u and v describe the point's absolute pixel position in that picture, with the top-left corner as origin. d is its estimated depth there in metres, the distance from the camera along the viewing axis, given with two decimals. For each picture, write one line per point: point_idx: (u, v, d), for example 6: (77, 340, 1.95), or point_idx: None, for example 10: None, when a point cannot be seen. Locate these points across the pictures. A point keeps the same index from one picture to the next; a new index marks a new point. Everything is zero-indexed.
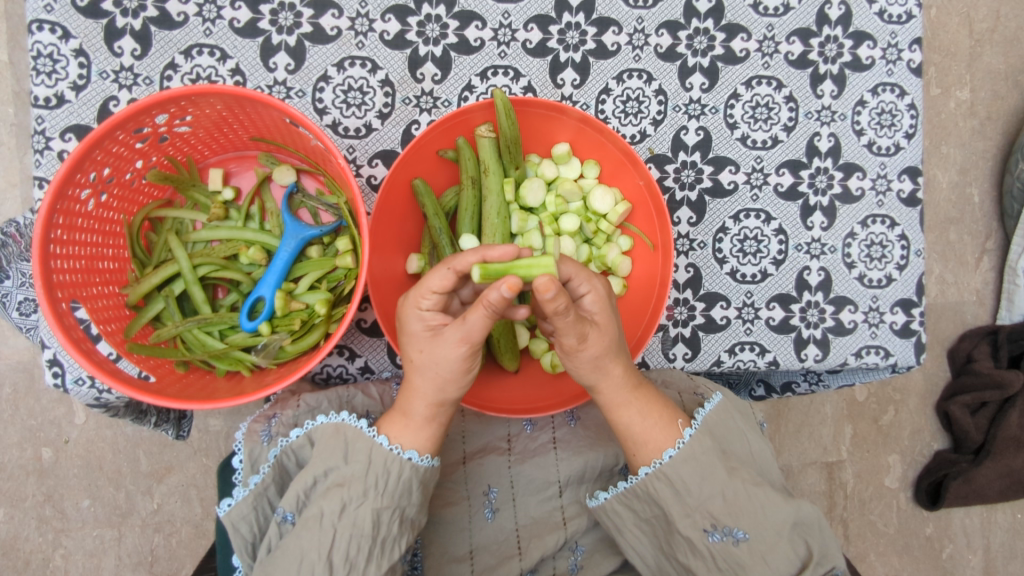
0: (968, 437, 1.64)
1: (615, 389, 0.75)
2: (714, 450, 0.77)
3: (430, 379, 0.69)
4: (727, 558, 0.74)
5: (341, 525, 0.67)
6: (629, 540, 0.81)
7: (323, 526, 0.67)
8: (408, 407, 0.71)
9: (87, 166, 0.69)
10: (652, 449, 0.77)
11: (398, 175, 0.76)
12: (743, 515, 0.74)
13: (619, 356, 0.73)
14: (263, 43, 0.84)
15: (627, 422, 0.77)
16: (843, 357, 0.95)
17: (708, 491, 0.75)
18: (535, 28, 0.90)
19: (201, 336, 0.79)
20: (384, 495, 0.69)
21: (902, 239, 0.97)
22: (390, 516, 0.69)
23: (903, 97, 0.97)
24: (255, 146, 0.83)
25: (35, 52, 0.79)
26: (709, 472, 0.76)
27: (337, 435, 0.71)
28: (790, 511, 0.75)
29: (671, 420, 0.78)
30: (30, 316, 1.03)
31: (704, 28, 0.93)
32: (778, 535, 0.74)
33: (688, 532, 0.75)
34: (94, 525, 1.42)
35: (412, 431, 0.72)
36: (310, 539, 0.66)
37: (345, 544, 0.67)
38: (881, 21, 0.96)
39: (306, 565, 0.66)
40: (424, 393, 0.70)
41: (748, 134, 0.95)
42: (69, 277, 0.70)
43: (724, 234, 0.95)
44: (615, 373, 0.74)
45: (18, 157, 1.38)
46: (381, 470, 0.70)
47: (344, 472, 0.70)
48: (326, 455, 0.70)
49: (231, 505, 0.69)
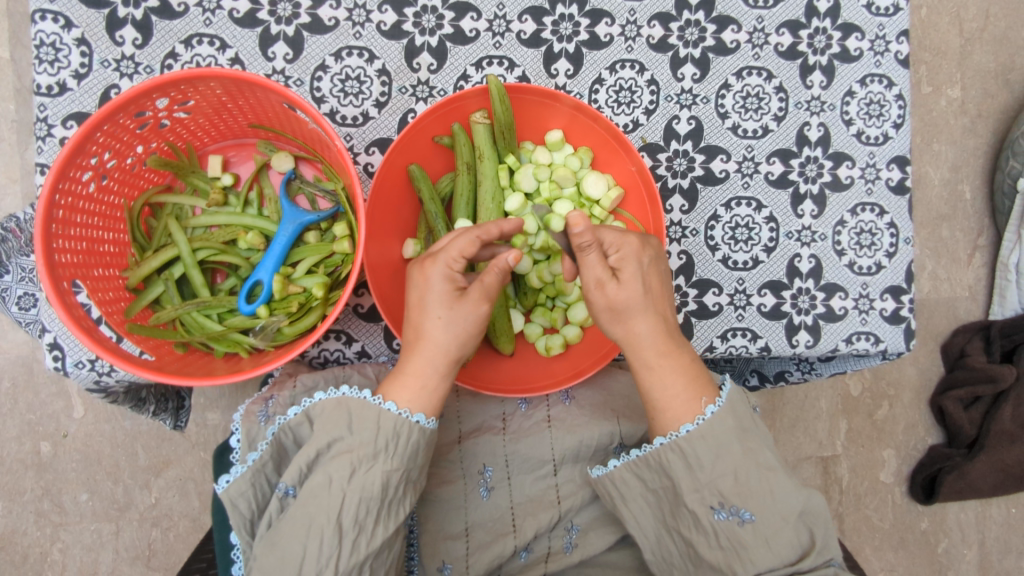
0: (961, 431, 1.71)
1: (643, 345, 0.77)
2: (735, 429, 0.76)
3: (448, 336, 0.73)
4: (732, 539, 0.74)
5: (350, 488, 0.68)
6: (632, 512, 0.82)
7: (333, 492, 0.68)
8: (420, 370, 0.73)
9: (89, 149, 0.69)
10: (671, 417, 0.78)
11: (392, 162, 0.77)
12: (751, 496, 0.74)
13: (641, 311, 0.76)
14: (262, 34, 0.85)
15: (650, 386, 0.79)
16: (833, 343, 0.97)
17: (720, 468, 0.74)
18: (529, 19, 0.91)
19: (200, 319, 0.79)
20: (392, 459, 0.71)
21: (891, 228, 0.99)
22: (398, 478, 0.71)
23: (891, 88, 0.99)
24: (253, 133, 0.84)
25: (37, 41, 0.80)
26: (723, 450, 0.75)
27: (340, 408, 0.71)
28: (798, 499, 0.74)
29: (695, 394, 0.78)
30: (31, 311, 1.09)
31: (695, 20, 0.95)
32: (783, 522, 0.73)
33: (694, 505, 0.75)
34: (92, 520, 1.43)
35: (425, 394, 0.73)
36: (319, 507, 0.68)
37: (355, 507, 0.68)
38: (869, 14, 0.98)
39: (314, 531, 0.67)
40: (438, 353, 0.73)
41: (739, 124, 0.97)
42: (70, 258, 0.70)
43: (716, 221, 0.96)
44: (637, 326, 0.77)
45: (18, 154, 1.40)
46: (391, 434, 0.71)
47: (349, 441, 0.70)
48: (330, 425, 0.70)
49: (230, 481, 0.70)
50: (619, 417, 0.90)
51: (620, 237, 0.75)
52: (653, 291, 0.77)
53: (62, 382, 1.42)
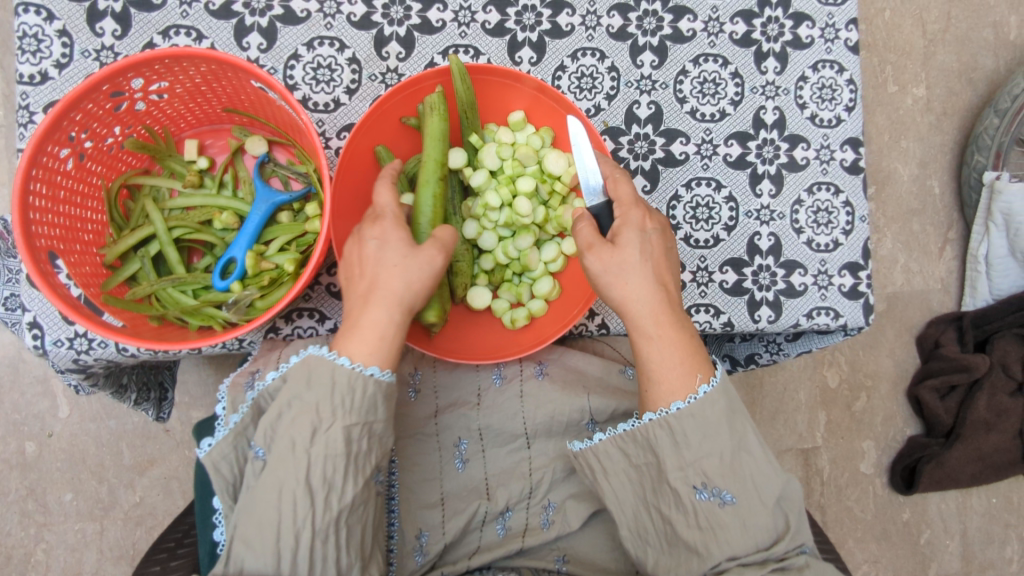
0: (939, 420, 1.73)
1: (639, 309, 0.79)
2: (725, 412, 0.75)
3: (404, 286, 0.75)
4: (710, 519, 0.74)
5: (314, 449, 0.70)
6: (612, 486, 0.83)
7: (297, 453, 0.69)
8: (374, 325, 0.74)
9: (66, 126, 0.73)
10: (667, 390, 0.78)
11: (358, 141, 0.81)
12: (734, 478, 0.74)
13: (641, 275, 0.79)
14: (236, 25, 0.90)
15: (647, 355, 0.79)
16: (794, 318, 1.00)
17: (707, 448, 0.74)
18: (493, 10, 0.96)
19: (175, 294, 0.82)
20: (350, 414, 0.71)
21: (847, 206, 1.03)
22: (361, 432, 0.71)
23: (842, 73, 1.03)
24: (228, 119, 0.88)
25: (21, 33, 0.84)
26: (712, 431, 0.75)
27: (303, 367, 0.71)
28: (779, 484, 0.75)
29: (690, 369, 0.78)
30: (12, 311, 1.22)
31: (652, 10, 1.00)
32: (762, 505, 0.74)
33: (677, 484, 0.75)
34: (76, 519, 1.43)
35: (376, 348, 0.73)
36: (285, 470, 0.69)
37: (321, 466, 0.70)
38: (818, 4, 1.03)
39: (286, 495, 0.69)
40: (393, 301, 0.74)
41: (697, 109, 1.01)
42: (47, 231, 0.72)
43: (677, 202, 1.00)
44: (634, 288, 0.79)
45: (7, 157, 1.43)
46: (346, 389, 0.71)
47: (307, 401, 0.71)
48: (290, 388, 0.71)
49: (211, 446, 0.73)
50: (590, 390, 0.93)
51: (629, 199, 0.81)
52: (655, 261, 0.80)
53: (47, 382, 1.43)
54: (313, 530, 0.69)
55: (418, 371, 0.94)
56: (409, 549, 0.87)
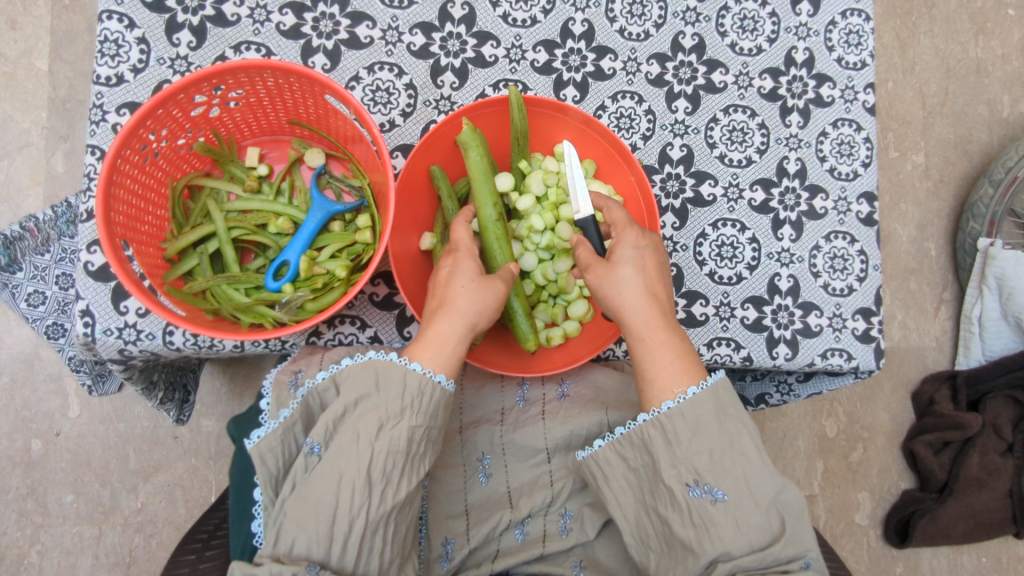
0: (932, 475, 1.77)
1: (634, 318, 0.83)
2: (714, 413, 0.78)
3: (472, 305, 0.80)
4: (703, 515, 0.75)
5: (377, 444, 0.72)
6: (613, 491, 0.85)
7: (359, 447, 0.72)
8: (444, 335, 0.78)
9: (148, 123, 0.77)
10: (661, 391, 0.81)
11: (416, 160, 0.86)
12: (724, 475, 0.76)
13: (632, 286, 0.82)
14: (304, 45, 0.95)
15: (642, 360, 0.83)
16: (810, 357, 1.05)
17: (697, 446, 0.77)
18: (542, 50, 1.03)
19: (229, 291, 0.85)
20: (417, 415, 0.75)
21: (861, 254, 1.08)
22: (421, 434, 0.76)
23: (860, 131, 1.11)
24: (289, 131, 0.92)
25: (102, 38, 0.89)
26: (702, 427, 0.78)
27: (368, 367, 0.75)
28: (772, 484, 0.76)
29: (683, 371, 0.81)
30: (37, 307, 1.35)
31: (688, 61, 1.07)
32: (755, 506, 0.75)
33: (670, 482, 0.78)
34: (75, 522, 1.41)
35: (442, 357, 0.78)
36: (347, 460, 0.71)
37: (382, 460, 0.72)
38: (839, 67, 1.11)
39: (345, 485, 0.70)
40: (458, 317, 0.79)
41: (726, 154, 1.08)
42: (120, 221, 0.76)
43: (704, 239, 1.06)
44: (625, 298, 0.82)
45: (45, 157, 1.47)
46: (415, 393, 0.75)
47: (377, 399, 0.74)
48: (356, 385, 0.74)
49: (262, 437, 0.74)
50: (607, 406, 0.96)
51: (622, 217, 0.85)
52: (648, 276, 0.83)
53: (61, 381, 1.44)
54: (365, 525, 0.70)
55: None
56: (435, 556, 0.89)
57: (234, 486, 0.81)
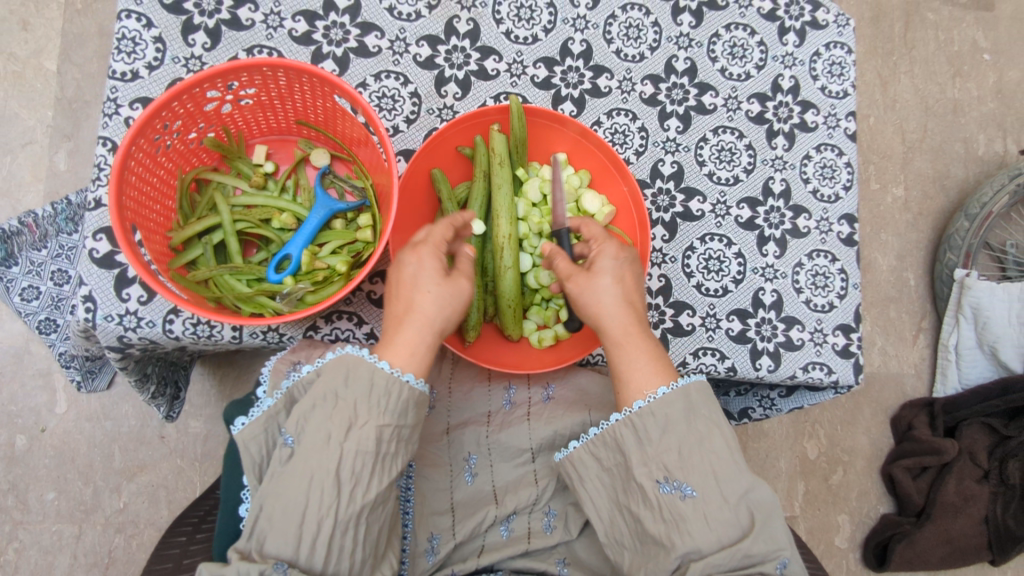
0: (910, 499, 1.80)
1: (611, 326, 0.86)
2: (683, 412, 0.81)
3: (436, 310, 0.81)
4: (672, 511, 0.78)
5: (346, 444, 0.73)
6: (588, 492, 0.87)
7: (330, 446, 0.73)
8: (411, 340, 0.80)
9: (163, 115, 0.80)
10: (637, 391, 0.84)
11: (418, 163, 0.90)
12: (693, 471, 0.78)
13: (611, 294, 0.86)
14: (314, 51, 1.00)
15: (619, 362, 0.86)
16: (791, 370, 1.08)
17: (666, 443, 0.80)
18: (542, 66, 1.07)
19: (231, 281, 0.88)
20: (384, 414, 0.75)
21: (842, 273, 1.13)
22: (391, 434, 0.76)
23: (841, 156, 1.16)
24: (297, 131, 0.96)
25: (120, 35, 0.92)
26: (670, 425, 0.81)
27: (341, 363, 0.76)
28: (742, 482, 0.78)
29: (658, 372, 0.85)
30: (30, 302, 1.35)
31: (680, 83, 1.12)
32: (723, 501, 0.77)
33: (642, 479, 0.80)
34: (55, 520, 1.40)
35: (410, 359, 0.79)
36: (318, 459, 0.72)
37: (351, 460, 0.73)
38: (823, 95, 1.17)
39: (315, 484, 0.71)
40: (425, 322, 0.81)
41: (714, 172, 1.12)
42: (130, 206, 0.78)
43: (692, 252, 1.10)
44: (603, 305, 0.86)
45: (48, 155, 1.49)
46: (382, 391, 0.76)
47: (345, 397, 0.75)
48: (328, 380, 0.75)
49: (245, 424, 0.76)
50: (590, 407, 0.98)
51: (600, 231, 0.89)
52: (626, 286, 0.87)
53: (49, 377, 1.43)
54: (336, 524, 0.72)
55: (435, 388, 1.00)
56: (421, 550, 0.91)
57: (225, 468, 0.81)
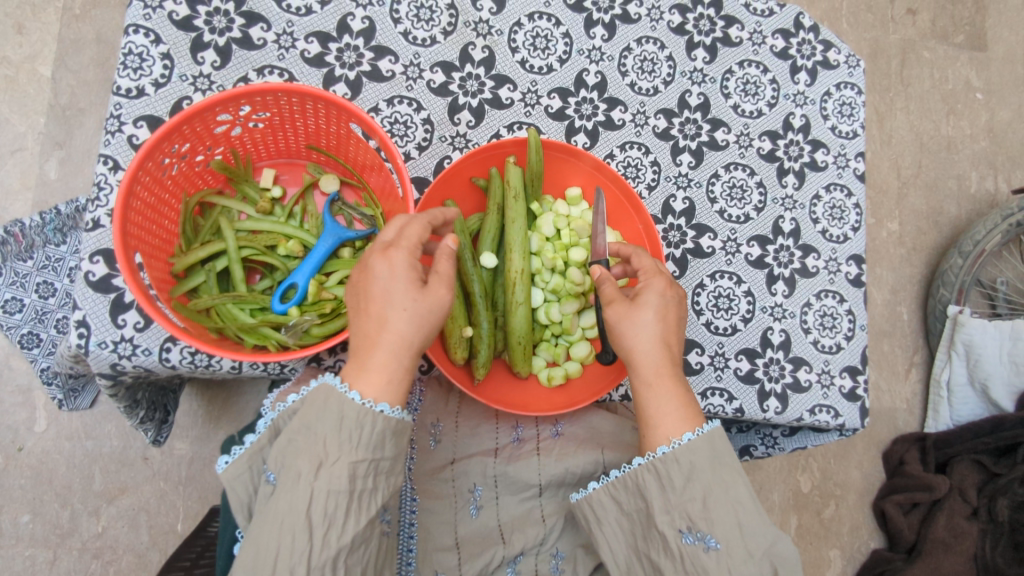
0: (901, 536, 1.79)
1: (649, 362, 0.84)
2: (708, 459, 0.78)
3: (411, 328, 0.73)
4: (695, 563, 0.75)
5: (318, 484, 0.65)
6: (605, 536, 0.85)
7: (299, 487, 0.65)
8: (386, 364, 0.72)
9: (173, 138, 0.77)
10: (662, 433, 0.81)
11: (433, 195, 0.88)
12: (718, 522, 0.75)
13: (654, 330, 0.84)
14: (326, 74, 0.97)
15: (647, 401, 0.84)
16: (798, 412, 1.07)
17: (691, 491, 0.77)
18: (556, 97, 1.06)
19: (234, 310, 0.85)
20: (358, 449, 0.67)
21: (850, 314, 1.12)
22: (366, 470, 0.67)
23: (850, 197, 1.16)
24: (306, 156, 0.93)
25: (126, 50, 0.88)
26: (696, 473, 0.78)
27: (316, 394, 0.69)
28: (766, 535, 0.76)
29: (686, 417, 0.82)
30: (12, 315, 1.28)
31: (693, 118, 1.12)
32: (748, 555, 0.74)
33: (664, 528, 0.77)
34: (29, 544, 1.34)
35: (386, 386, 0.71)
36: (287, 502, 0.65)
37: (323, 501, 0.65)
38: (833, 135, 1.17)
39: (285, 529, 0.64)
40: (403, 344, 0.72)
41: (725, 209, 1.11)
42: (134, 231, 0.75)
43: (701, 289, 1.09)
44: (645, 342, 0.84)
45: (37, 163, 1.45)
46: (354, 425, 0.68)
47: (317, 432, 0.67)
48: (304, 413, 0.68)
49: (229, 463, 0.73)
50: (604, 447, 0.95)
51: (652, 267, 0.87)
52: (667, 326, 0.85)
53: (29, 393, 1.38)
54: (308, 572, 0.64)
55: (441, 422, 0.98)
56: None
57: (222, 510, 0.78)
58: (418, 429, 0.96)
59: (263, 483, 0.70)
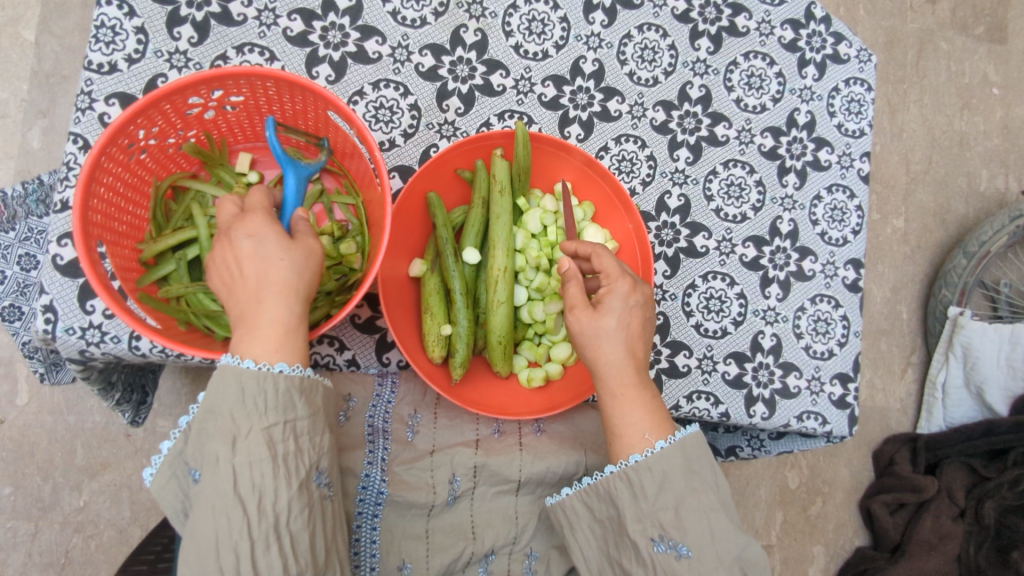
0: (886, 535, 1.77)
1: (610, 372, 0.79)
2: (682, 469, 0.76)
3: (295, 277, 0.71)
4: (666, 571, 0.74)
5: (237, 460, 0.65)
6: (579, 542, 0.84)
7: (221, 468, 0.65)
8: (270, 319, 0.70)
9: (140, 121, 0.73)
10: (627, 445, 0.79)
11: (414, 187, 0.84)
12: (690, 532, 0.74)
13: (615, 339, 0.79)
14: (309, 54, 0.93)
15: (609, 411, 0.81)
16: (786, 418, 1.05)
17: (664, 501, 0.75)
18: (551, 85, 1.02)
19: (205, 300, 0.82)
20: (267, 415, 0.67)
21: (844, 319, 1.09)
22: (284, 433, 0.68)
23: (852, 199, 1.12)
24: (285, 140, 0.90)
25: (99, 23, 0.85)
26: (670, 482, 0.76)
27: (217, 380, 0.68)
28: (736, 543, 0.74)
29: (649, 428, 0.78)
30: None
31: (693, 112, 1.07)
32: (718, 563, 0.74)
33: (636, 536, 0.76)
34: (10, 516, 1.34)
35: (275, 343, 0.69)
36: (213, 485, 0.65)
37: (248, 472, 0.65)
38: (839, 133, 1.12)
39: (219, 512, 0.65)
40: (288, 293, 0.70)
41: (722, 208, 1.08)
42: (96, 218, 0.72)
43: (692, 290, 1.06)
44: (606, 351, 0.79)
45: (21, 132, 1.41)
46: (258, 391, 0.67)
47: (223, 412, 0.67)
48: (207, 399, 0.68)
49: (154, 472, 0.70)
50: (586, 448, 0.94)
51: (616, 270, 0.80)
52: (632, 333, 0.80)
53: (12, 366, 1.37)
54: (252, 545, 0.65)
55: (420, 413, 0.94)
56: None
57: None
58: (395, 419, 0.92)
59: (191, 484, 0.69)
